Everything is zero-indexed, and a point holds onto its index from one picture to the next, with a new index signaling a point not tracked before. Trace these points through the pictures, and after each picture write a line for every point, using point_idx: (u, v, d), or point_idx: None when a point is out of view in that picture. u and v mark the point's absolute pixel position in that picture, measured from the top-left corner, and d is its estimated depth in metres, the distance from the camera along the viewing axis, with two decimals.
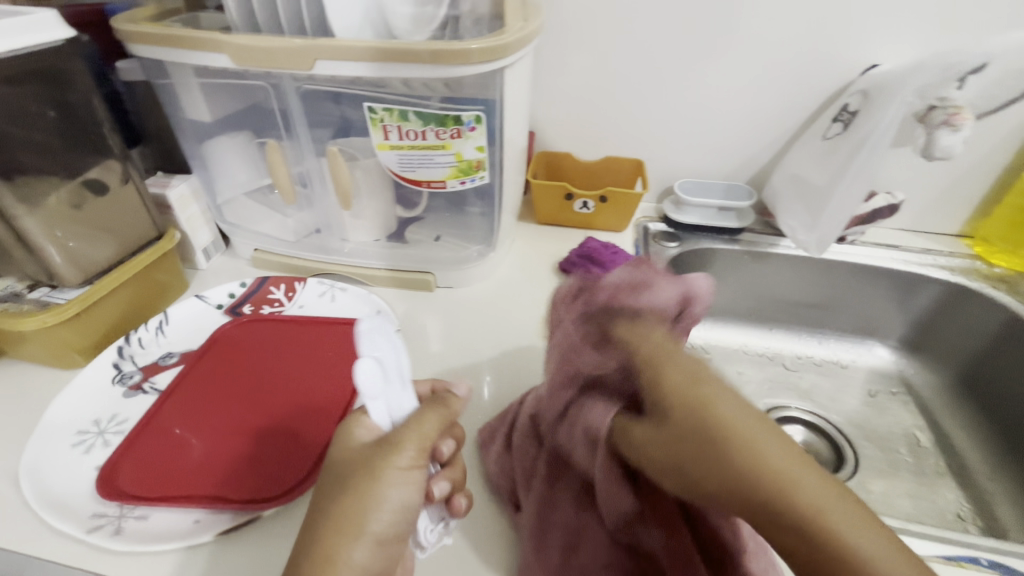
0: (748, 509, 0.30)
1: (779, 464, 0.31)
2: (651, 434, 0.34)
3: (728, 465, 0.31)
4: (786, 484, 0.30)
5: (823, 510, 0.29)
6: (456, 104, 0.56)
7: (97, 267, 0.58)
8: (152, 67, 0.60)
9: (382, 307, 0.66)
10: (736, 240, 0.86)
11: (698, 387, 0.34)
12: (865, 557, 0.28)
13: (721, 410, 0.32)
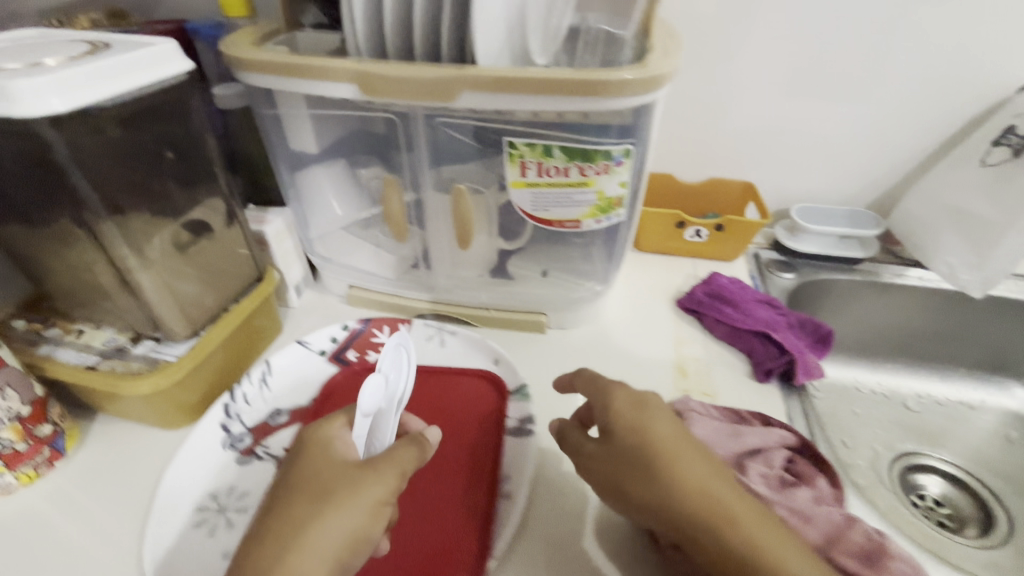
0: (675, 516, 0.37)
1: (676, 455, 0.38)
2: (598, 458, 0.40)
3: (672, 482, 0.37)
4: (712, 494, 0.36)
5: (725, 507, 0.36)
6: (604, 137, 0.50)
7: (203, 317, 0.53)
8: (261, 95, 0.55)
9: (500, 354, 0.60)
10: (855, 270, 0.79)
11: (639, 412, 0.40)
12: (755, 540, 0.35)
13: (650, 424, 0.39)
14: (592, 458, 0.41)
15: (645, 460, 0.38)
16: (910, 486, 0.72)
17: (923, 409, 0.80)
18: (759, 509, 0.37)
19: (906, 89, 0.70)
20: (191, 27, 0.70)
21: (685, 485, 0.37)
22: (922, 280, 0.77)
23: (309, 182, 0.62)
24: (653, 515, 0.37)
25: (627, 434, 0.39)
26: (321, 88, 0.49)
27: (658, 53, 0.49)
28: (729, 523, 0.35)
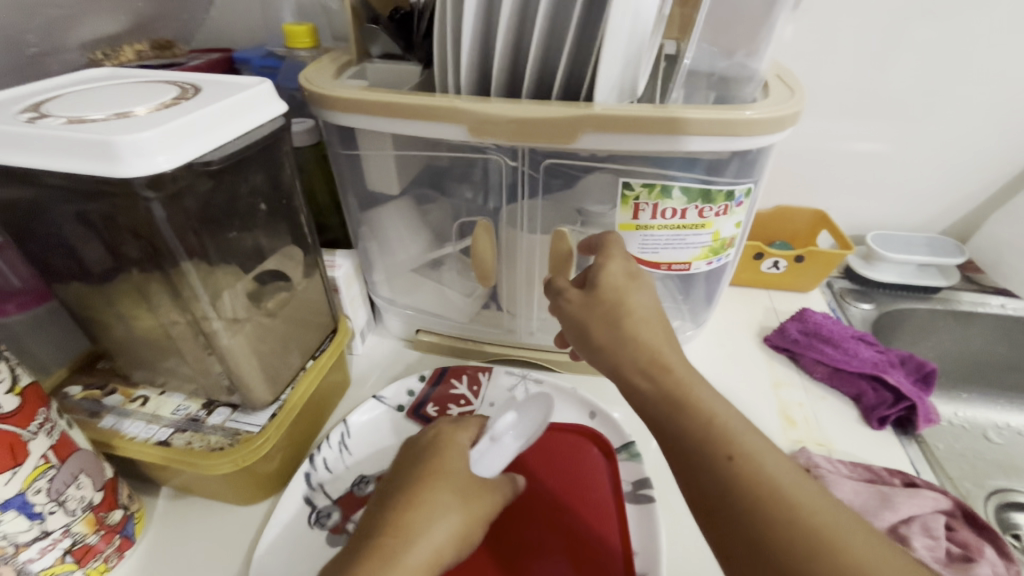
0: (656, 414, 0.36)
1: (660, 350, 0.38)
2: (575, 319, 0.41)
3: (654, 380, 0.37)
4: (693, 402, 0.35)
5: (708, 416, 0.34)
6: (725, 176, 0.47)
7: (282, 378, 0.49)
8: (340, 134, 0.51)
9: (596, 407, 0.55)
10: (930, 297, 0.75)
11: (625, 290, 0.40)
12: (744, 450, 0.33)
13: (632, 305, 0.39)
14: (574, 318, 0.41)
15: (632, 348, 0.38)
16: (1005, 525, 0.66)
17: (1006, 441, 0.75)
18: (762, 444, 0.34)
19: (987, 114, 0.68)
20: (240, 56, 0.65)
21: (667, 388, 0.36)
22: (1004, 308, 0.74)
23: (383, 224, 0.57)
24: (628, 389, 0.38)
25: (610, 307, 0.39)
26: (415, 129, 0.45)
27: (782, 91, 0.46)
28: (728, 445, 0.33)
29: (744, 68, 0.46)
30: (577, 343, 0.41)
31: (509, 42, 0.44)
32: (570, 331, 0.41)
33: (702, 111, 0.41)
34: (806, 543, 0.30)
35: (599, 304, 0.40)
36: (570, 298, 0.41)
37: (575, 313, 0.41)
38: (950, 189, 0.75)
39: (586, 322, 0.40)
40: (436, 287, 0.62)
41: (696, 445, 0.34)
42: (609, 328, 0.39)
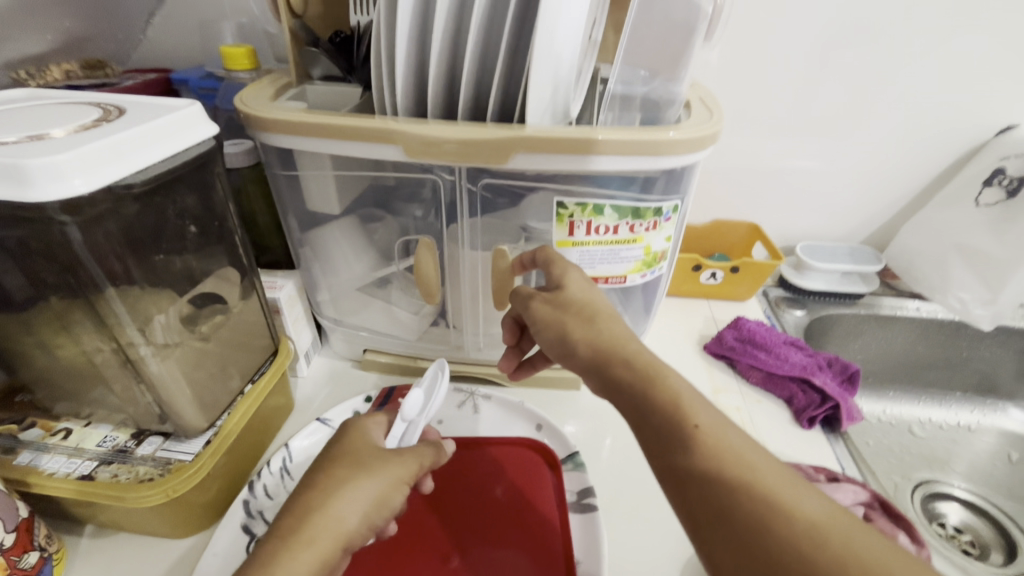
0: (627, 394, 0.38)
1: (627, 340, 0.40)
2: (551, 318, 0.44)
3: (623, 363, 0.39)
4: (659, 378, 0.37)
5: (673, 391, 0.36)
6: (655, 193, 0.49)
7: (218, 404, 0.48)
8: (278, 156, 0.51)
9: (543, 419, 0.56)
10: (855, 303, 0.81)
11: (589, 299, 0.44)
12: (706, 421, 0.34)
13: (601, 307, 0.43)
14: (547, 319, 0.44)
15: (603, 340, 0.41)
16: (932, 513, 0.71)
17: (930, 434, 0.81)
18: (723, 418, 0.35)
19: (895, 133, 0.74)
20: (178, 77, 0.64)
21: (635, 370, 0.38)
22: (920, 310, 0.80)
23: (327, 244, 0.57)
24: (602, 374, 0.40)
25: (578, 310, 0.43)
26: (354, 150, 0.46)
27: (702, 112, 0.49)
28: (692, 415, 0.35)
29: (666, 92, 0.49)
30: (547, 342, 0.44)
31: (442, 67, 0.45)
32: (545, 331, 0.44)
33: (611, 134, 0.43)
34: (760, 503, 0.30)
35: (568, 305, 0.44)
36: (541, 299, 0.45)
37: (545, 314, 0.44)
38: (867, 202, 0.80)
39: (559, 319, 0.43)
40: (382, 306, 0.62)
41: (662, 420, 0.35)
42: (576, 325, 0.42)
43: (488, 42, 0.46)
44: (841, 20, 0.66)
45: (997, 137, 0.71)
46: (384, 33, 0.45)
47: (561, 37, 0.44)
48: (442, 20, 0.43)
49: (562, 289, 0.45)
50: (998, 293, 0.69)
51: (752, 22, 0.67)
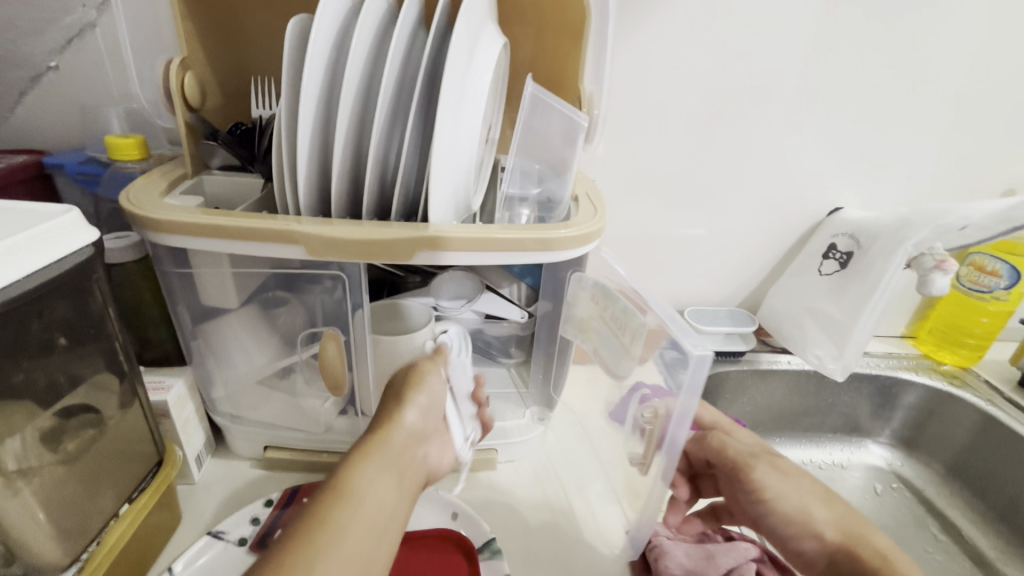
0: (794, 512, 0.46)
1: (771, 470, 0.49)
2: (732, 443, 0.52)
3: (794, 483, 0.47)
4: (804, 507, 0.46)
5: (840, 510, 0.45)
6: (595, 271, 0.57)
7: (82, 534, 0.42)
8: (170, 254, 0.49)
9: (458, 506, 0.57)
10: (739, 360, 0.90)
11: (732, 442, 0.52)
12: (867, 533, 0.44)
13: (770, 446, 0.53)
14: (728, 449, 0.51)
15: (786, 461, 0.50)
16: None
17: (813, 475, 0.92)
18: (864, 526, 0.44)
19: (751, 214, 0.86)
20: (52, 162, 0.60)
21: (804, 496, 0.46)
22: (792, 363, 0.90)
23: (222, 338, 0.55)
24: (773, 495, 0.47)
25: (802, 477, 0.48)
26: (254, 249, 0.45)
27: (587, 208, 0.54)
28: (847, 532, 0.44)
29: (553, 195, 0.56)
30: (780, 513, 0.47)
31: (344, 170, 0.47)
32: (782, 501, 0.47)
33: (460, 233, 0.46)
34: None
35: (799, 478, 0.48)
36: (765, 464, 0.49)
37: (772, 480, 0.48)
38: (737, 271, 0.92)
39: (742, 446, 0.51)
40: (286, 399, 0.60)
41: (846, 529, 0.44)
42: (810, 498, 0.46)
43: (388, 147, 0.49)
44: (701, 123, 0.78)
45: (828, 216, 0.85)
46: (283, 137, 0.46)
47: (457, 145, 0.48)
48: (342, 128, 0.45)
49: (778, 457, 0.50)
50: (843, 348, 0.77)
51: (629, 122, 0.76)
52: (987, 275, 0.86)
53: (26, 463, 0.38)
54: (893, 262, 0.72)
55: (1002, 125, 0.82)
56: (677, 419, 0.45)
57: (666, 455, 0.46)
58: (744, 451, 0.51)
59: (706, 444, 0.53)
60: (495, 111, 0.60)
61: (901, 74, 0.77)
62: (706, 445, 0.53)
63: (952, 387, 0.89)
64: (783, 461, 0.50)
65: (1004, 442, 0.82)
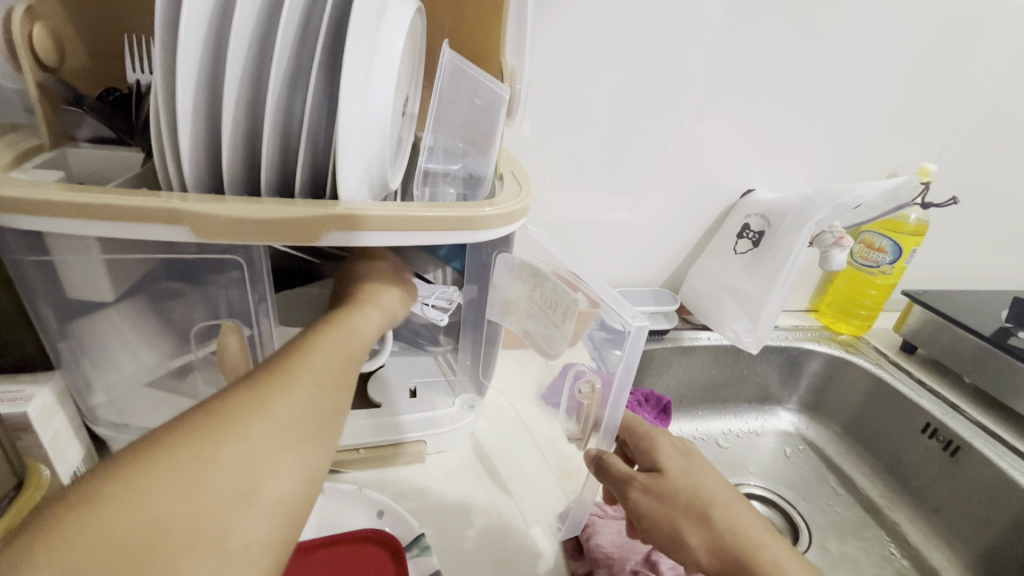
0: (677, 546, 0.42)
1: (645, 501, 0.43)
2: (613, 462, 0.45)
3: (674, 508, 0.42)
4: (681, 534, 0.42)
5: (726, 526, 0.41)
6: (523, 253, 0.54)
7: None
8: (22, 242, 0.42)
9: (384, 503, 0.54)
10: (663, 338, 0.93)
11: (609, 467, 0.45)
12: (754, 544, 0.40)
13: (666, 445, 0.46)
14: (615, 474, 0.45)
15: (672, 478, 0.44)
16: None
17: (730, 443, 0.97)
18: (752, 537, 0.41)
19: (670, 197, 0.88)
20: None
21: (682, 525, 0.42)
22: (711, 339, 0.95)
23: (97, 338, 0.47)
24: (656, 526, 0.43)
25: (681, 494, 0.43)
26: (132, 232, 0.39)
27: (512, 186, 0.52)
28: (737, 549, 0.40)
29: (477, 173, 0.53)
30: (659, 543, 0.43)
31: (239, 142, 0.42)
32: (657, 529, 0.43)
33: (399, 210, 0.43)
34: None
35: (675, 499, 0.43)
36: (640, 488, 0.44)
37: (648, 508, 0.43)
38: (660, 253, 0.94)
39: (618, 471, 0.45)
40: (184, 401, 0.54)
41: (731, 552, 0.40)
42: (690, 519, 0.42)
43: (290, 118, 0.44)
44: (622, 102, 0.78)
45: (741, 198, 0.90)
46: (158, 101, 0.39)
47: (369, 116, 0.43)
48: (232, 91, 0.40)
49: (662, 475, 0.44)
50: (757, 321, 0.83)
51: (553, 101, 0.75)
52: (876, 252, 0.93)
53: None
54: (799, 241, 0.77)
55: (885, 113, 0.90)
56: (614, 396, 0.45)
57: (602, 433, 0.47)
58: (620, 471, 0.45)
59: (595, 463, 0.46)
60: (411, 81, 0.56)
61: (802, 63, 0.82)
62: (594, 465, 0.46)
63: (849, 353, 0.97)
64: (667, 473, 0.44)
65: (892, 401, 0.91)
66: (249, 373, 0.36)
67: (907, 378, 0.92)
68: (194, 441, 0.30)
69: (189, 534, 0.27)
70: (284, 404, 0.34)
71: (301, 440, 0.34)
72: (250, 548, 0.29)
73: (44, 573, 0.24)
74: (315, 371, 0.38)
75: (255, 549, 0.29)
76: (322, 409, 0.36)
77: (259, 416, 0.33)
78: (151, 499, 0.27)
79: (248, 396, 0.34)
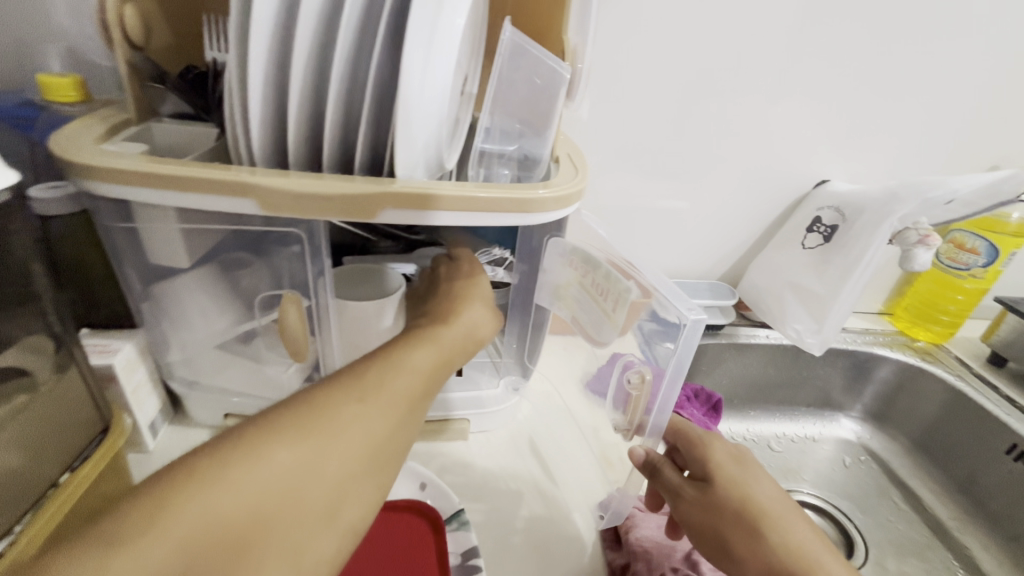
0: (731, 559, 0.41)
1: (698, 513, 0.42)
2: (666, 467, 0.45)
3: (731, 523, 0.41)
4: (737, 550, 0.41)
5: (786, 544, 0.40)
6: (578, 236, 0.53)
7: (20, 505, 0.40)
8: (109, 208, 0.45)
9: (427, 477, 0.56)
10: (718, 333, 0.89)
11: (662, 473, 0.45)
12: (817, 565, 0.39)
13: (721, 454, 0.44)
14: (669, 481, 0.44)
15: (728, 491, 0.42)
16: None
17: (784, 448, 0.93)
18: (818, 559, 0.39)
19: (733, 186, 0.84)
20: None
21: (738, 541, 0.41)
22: (769, 337, 0.90)
23: (174, 302, 0.51)
24: (712, 540, 0.42)
25: (737, 509, 0.41)
26: (204, 202, 0.41)
27: (568, 169, 0.51)
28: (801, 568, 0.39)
29: (533, 154, 0.52)
30: (712, 554, 0.42)
31: (304, 119, 0.44)
32: (708, 541, 0.42)
33: (453, 190, 0.43)
34: None
35: (728, 512, 0.41)
36: (690, 498, 0.43)
37: (699, 519, 0.42)
38: (721, 245, 0.90)
39: (671, 477, 0.44)
40: (248, 366, 0.57)
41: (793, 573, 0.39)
42: (748, 535, 0.40)
43: (353, 97, 0.45)
44: (689, 84, 0.74)
45: (814, 189, 0.84)
46: (233, 78, 0.41)
47: (429, 95, 0.43)
48: (298, 68, 0.41)
49: (715, 486, 0.43)
50: (823, 321, 0.78)
51: (615, 83, 0.73)
52: (966, 253, 0.86)
53: None
54: (878, 237, 0.72)
55: (992, 98, 0.80)
56: (667, 390, 0.44)
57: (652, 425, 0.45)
58: (673, 479, 0.44)
59: (646, 466, 0.45)
60: (471, 62, 0.56)
61: (895, 41, 0.74)
62: (645, 468, 0.45)
63: (926, 362, 0.90)
64: (721, 484, 0.43)
65: (972, 416, 0.83)
66: (352, 376, 0.38)
67: (992, 393, 0.84)
68: (287, 454, 0.32)
69: (274, 540, 0.30)
70: (376, 426, 0.35)
71: (377, 467, 0.35)
72: (317, 562, 0.31)
73: (162, 537, 0.27)
74: (406, 393, 0.38)
75: (320, 563, 0.31)
76: (405, 434, 0.37)
77: (352, 437, 0.34)
78: (256, 496, 0.30)
79: (349, 408, 0.35)
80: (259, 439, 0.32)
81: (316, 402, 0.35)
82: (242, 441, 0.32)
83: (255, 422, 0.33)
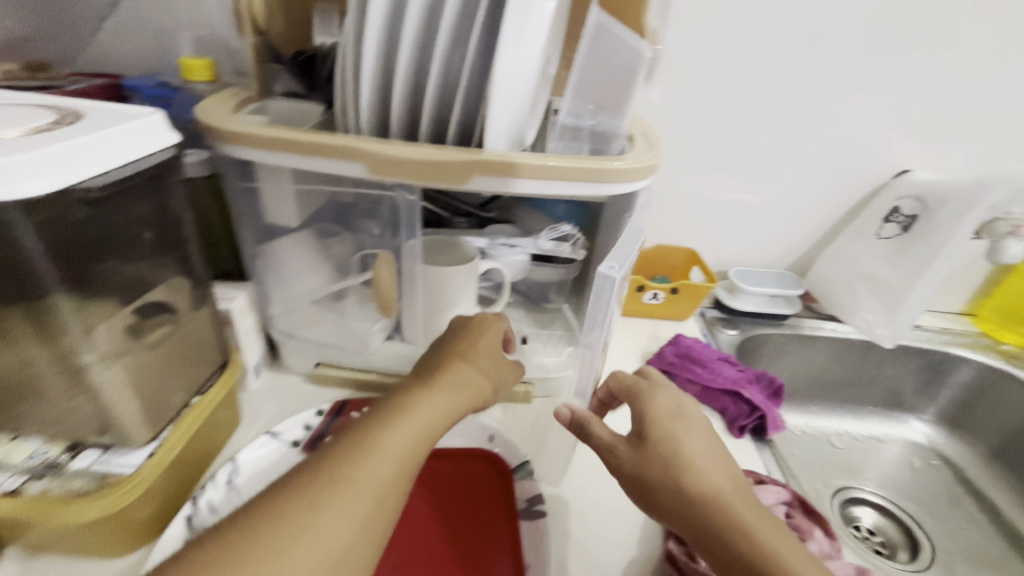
0: (661, 510, 0.42)
1: (630, 467, 0.43)
2: (598, 426, 0.46)
3: (658, 475, 0.42)
4: (665, 502, 0.41)
5: (714, 496, 0.40)
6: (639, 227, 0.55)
7: (163, 418, 0.47)
8: (237, 169, 0.52)
9: (495, 431, 0.60)
10: (781, 323, 0.88)
11: (595, 430, 0.46)
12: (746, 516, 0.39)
13: (660, 410, 0.45)
14: (599, 438, 0.46)
15: (658, 444, 0.43)
16: (849, 518, 0.78)
17: (846, 445, 0.90)
18: (751, 511, 0.40)
19: (807, 174, 0.82)
20: (129, 83, 0.64)
21: (663, 493, 0.41)
22: (836, 330, 0.88)
23: (281, 256, 0.58)
24: (644, 494, 0.43)
25: (662, 460, 0.42)
26: (318, 164, 0.47)
27: (643, 145, 0.54)
28: (729, 520, 0.39)
29: (609, 131, 0.55)
30: (644, 505, 0.43)
31: (406, 92, 0.48)
32: (641, 492, 0.43)
33: (536, 158, 0.46)
34: None
35: (655, 463, 0.42)
36: (622, 453, 0.44)
37: (631, 472, 0.43)
38: (789, 234, 0.89)
39: (604, 434, 0.46)
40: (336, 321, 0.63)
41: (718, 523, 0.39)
42: (674, 486, 0.41)
43: (449, 73, 0.49)
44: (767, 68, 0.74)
45: (895, 178, 0.81)
46: (349, 55, 0.47)
47: (519, 70, 0.47)
48: (406, 46, 0.46)
49: (647, 439, 0.44)
50: (896, 312, 0.76)
51: (690, 67, 0.74)
52: None
53: (102, 344, 0.41)
54: (961, 227, 0.70)
55: None
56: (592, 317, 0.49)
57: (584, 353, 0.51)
58: (605, 435, 0.46)
59: (578, 425, 0.47)
60: (554, 46, 0.59)
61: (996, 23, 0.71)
62: (577, 425, 0.47)
63: (1011, 366, 0.86)
64: (652, 436, 0.44)
65: None
66: (327, 464, 0.38)
67: None
68: (251, 561, 0.32)
69: None
70: (345, 521, 0.35)
71: (349, 559, 0.35)
72: None
73: None
74: (382, 477, 0.38)
75: None
76: (381, 520, 0.37)
77: (320, 534, 0.34)
78: None
79: (318, 503, 0.35)
80: (225, 549, 0.33)
81: (287, 500, 0.36)
82: (211, 549, 0.33)
83: (228, 527, 0.34)
